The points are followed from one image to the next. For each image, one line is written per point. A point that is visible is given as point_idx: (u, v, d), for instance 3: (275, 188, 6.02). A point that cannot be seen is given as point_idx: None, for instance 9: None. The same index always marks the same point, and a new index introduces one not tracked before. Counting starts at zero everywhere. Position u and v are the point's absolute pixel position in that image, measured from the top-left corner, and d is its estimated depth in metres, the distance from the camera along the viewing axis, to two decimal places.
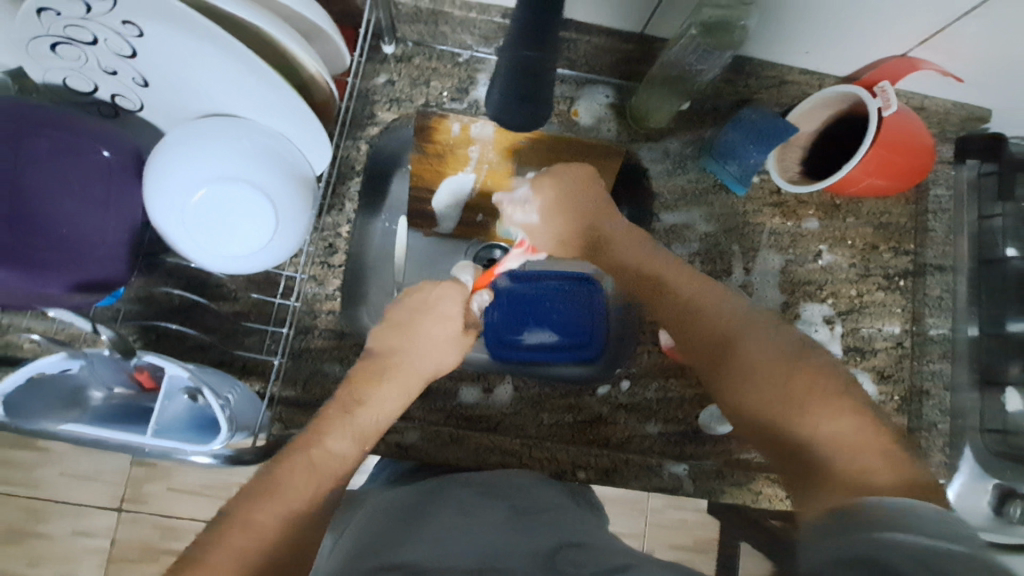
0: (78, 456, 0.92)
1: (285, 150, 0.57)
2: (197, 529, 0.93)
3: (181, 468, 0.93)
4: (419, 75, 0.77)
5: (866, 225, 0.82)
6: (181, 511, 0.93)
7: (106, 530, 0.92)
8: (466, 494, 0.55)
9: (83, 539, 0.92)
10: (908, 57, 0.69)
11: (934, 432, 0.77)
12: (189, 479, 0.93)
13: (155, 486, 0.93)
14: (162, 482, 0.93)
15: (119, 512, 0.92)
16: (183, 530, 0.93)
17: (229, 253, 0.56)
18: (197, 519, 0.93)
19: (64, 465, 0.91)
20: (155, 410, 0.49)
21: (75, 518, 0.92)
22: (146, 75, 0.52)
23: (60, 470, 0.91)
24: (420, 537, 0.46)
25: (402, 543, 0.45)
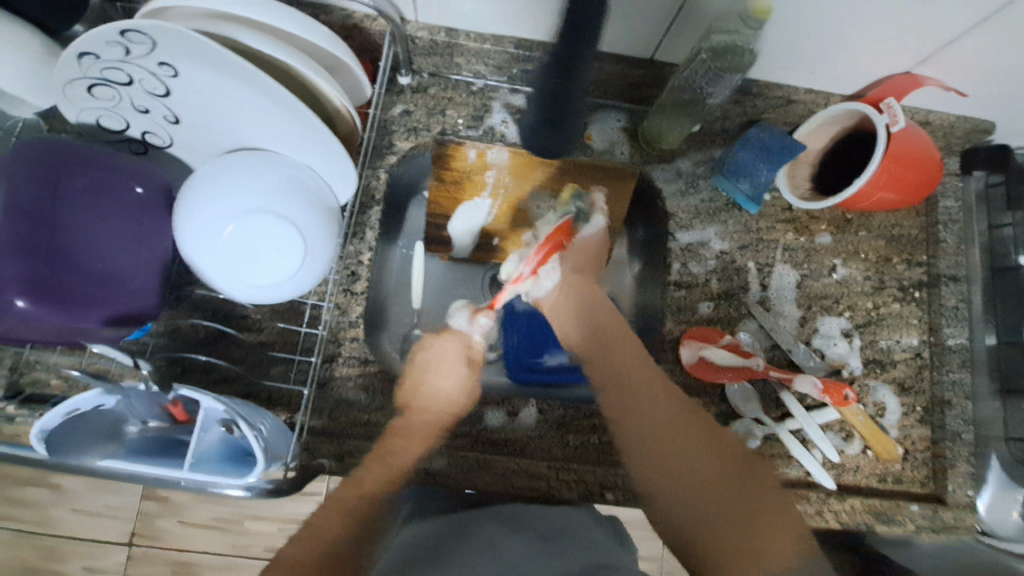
0: (89, 492, 0.91)
1: (310, 181, 0.58)
2: (211, 563, 0.91)
3: (193, 501, 0.92)
4: (435, 105, 0.78)
5: (877, 238, 0.83)
6: (194, 545, 0.92)
7: (118, 567, 0.90)
8: (491, 527, 0.55)
9: None
10: (912, 74, 0.70)
11: (958, 442, 0.76)
12: (202, 512, 0.92)
13: (166, 521, 0.91)
14: (174, 516, 0.91)
15: (130, 546, 0.90)
16: (196, 565, 0.91)
17: (259, 283, 0.56)
18: (209, 554, 0.92)
19: (76, 501, 0.90)
20: (192, 442, 0.48)
21: (87, 556, 0.90)
22: (178, 112, 0.54)
23: (72, 507, 0.90)
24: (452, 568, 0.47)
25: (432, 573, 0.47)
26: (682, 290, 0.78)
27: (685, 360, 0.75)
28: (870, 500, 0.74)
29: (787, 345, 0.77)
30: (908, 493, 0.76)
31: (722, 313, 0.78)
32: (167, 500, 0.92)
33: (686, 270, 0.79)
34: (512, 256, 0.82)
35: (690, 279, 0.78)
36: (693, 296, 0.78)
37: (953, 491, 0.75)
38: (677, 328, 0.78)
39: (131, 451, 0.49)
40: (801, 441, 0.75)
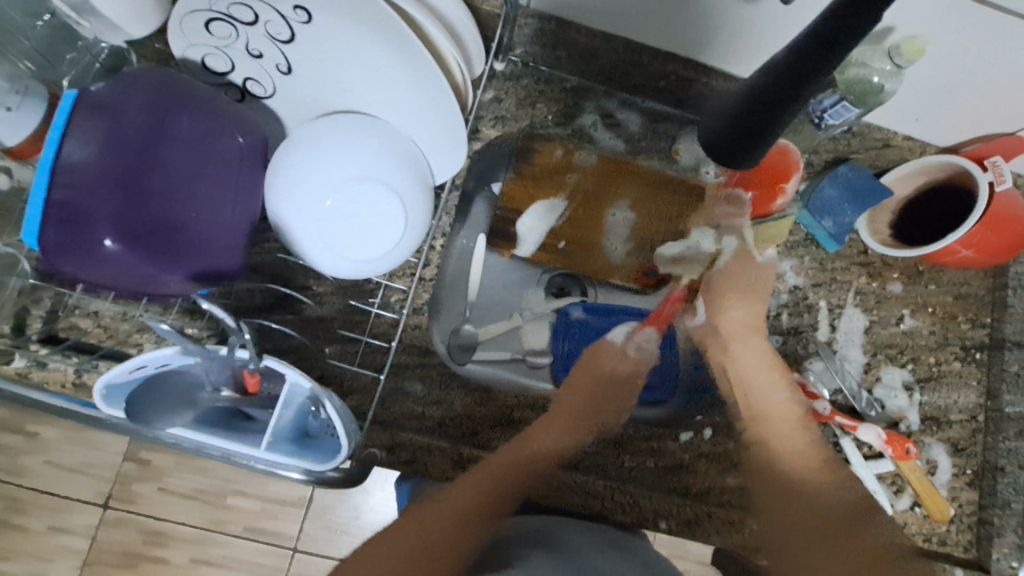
0: (71, 445, 0.83)
1: (415, 155, 0.54)
2: (190, 534, 0.85)
3: (178, 467, 0.85)
4: (525, 96, 0.75)
5: (946, 294, 0.81)
6: (172, 514, 0.85)
7: (88, 528, 0.84)
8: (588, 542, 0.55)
9: (63, 536, 0.84)
10: (1017, 136, 0.70)
11: (1008, 512, 0.75)
12: (185, 480, 0.85)
13: (145, 486, 0.84)
14: (153, 481, 0.85)
15: (104, 509, 0.84)
16: (171, 536, 0.84)
17: (353, 259, 0.52)
18: (186, 525, 0.85)
19: (53, 453, 0.82)
20: (272, 418, 0.44)
21: (58, 512, 0.83)
22: (292, 62, 0.50)
23: (48, 460, 0.82)
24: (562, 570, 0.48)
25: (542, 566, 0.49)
26: (753, 321, 0.77)
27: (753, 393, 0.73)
28: (916, 557, 0.73)
29: (852, 391, 0.76)
30: (950, 555, 0.75)
31: (790, 350, 0.76)
32: (149, 464, 0.85)
33: (758, 300, 0.77)
34: (574, 260, 0.77)
35: (762, 311, 0.77)
36: (763, 328, 0.76)
37: (997, 559, 0.75)
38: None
39: (201, 421, 0.45)
40: (855, 489, 0.74)
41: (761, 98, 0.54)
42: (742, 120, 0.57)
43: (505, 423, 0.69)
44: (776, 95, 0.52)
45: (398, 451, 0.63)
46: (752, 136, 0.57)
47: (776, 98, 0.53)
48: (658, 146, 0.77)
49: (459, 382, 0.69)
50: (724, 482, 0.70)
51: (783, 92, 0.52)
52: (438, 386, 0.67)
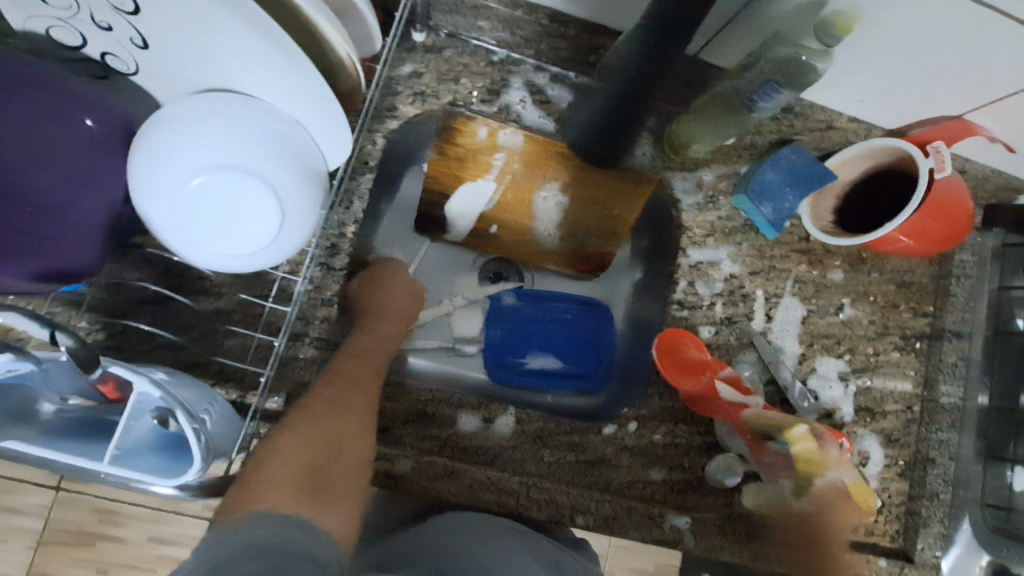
0: None
1: (301, 140, 0.50)
2: (139, 518, 0.84)
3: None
4: (447, 70, 0.70)
5: (888, 282, 0.79)
6: (120, 497, 0.84)
7: (35, 512, 0.82)
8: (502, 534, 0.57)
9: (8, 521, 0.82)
10: (962, 120, 0.66)
11: (935, 502, 0.75)
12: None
13: None
14: None
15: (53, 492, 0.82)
16: (123, 518, 0.83)
17: (226, 253, 0.49)
18: (138, 508, 0.84)
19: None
20: (119, 430, 0.40)
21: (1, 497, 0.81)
22: (148, 36, 0.45)
23: None
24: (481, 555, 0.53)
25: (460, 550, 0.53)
26: (685, 311, 0.74)
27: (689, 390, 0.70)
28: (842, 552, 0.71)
29: (784, 385, 0.73)
30: (877, 547, 0.74)
31: (722, 340, 0.74)
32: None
33: (692, 290, 0.74)
34: (506, 244, 0.79)
35: (695, 301, 0.74)
36: (695, 318, 0.74)
37: (922, 548, 0.74)
38: None
39: (49, 431, 0.42)
40: None
41: (623, 103, 0.62)
42: (613, 113, 0.64)
43: (418, 419, 0.67)
44: (636, 100, 0.60)
45: None
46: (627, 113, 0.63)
47: (638, 102, 0.61)
48: None
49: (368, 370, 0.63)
50: (647, 475, 0.69)
51: (647, 85, 0.58)
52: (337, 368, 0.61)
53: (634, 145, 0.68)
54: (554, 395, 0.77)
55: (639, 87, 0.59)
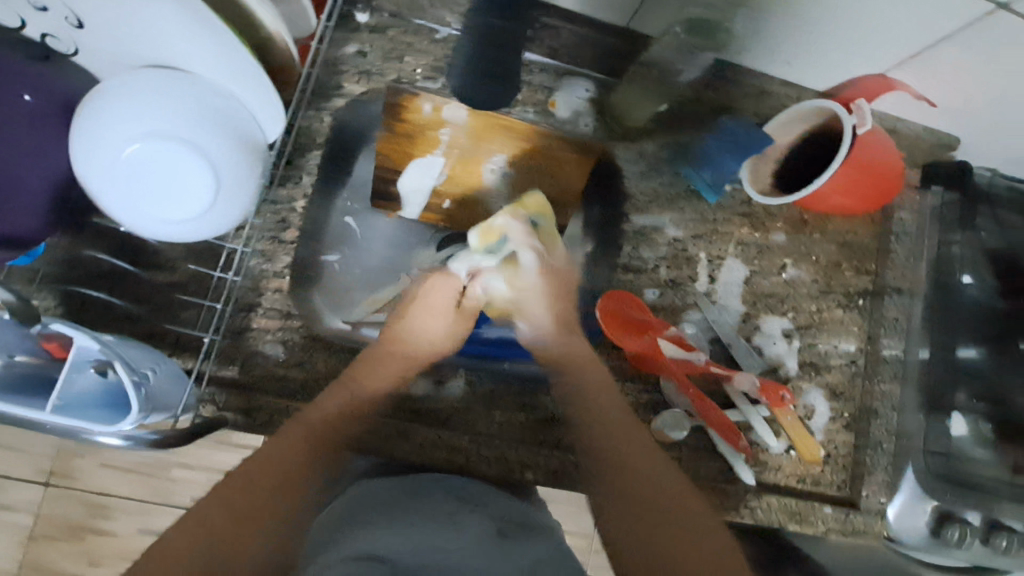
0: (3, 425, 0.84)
1: (235, 112, 0.53)
2: (129, 509, 0.86)
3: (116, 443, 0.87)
4: (392, 49, 0.72)
5: (830, 243, 0.82)
6: (108, 490, 0.87)
7: (27, 506, 0.85)
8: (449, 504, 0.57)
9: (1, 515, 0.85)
10: (886, 76, 0.69)
11: (878, 450, 0.78)
12: (126, 455, 0.86)
13: (85, 462, 0.86)
14: (93, 459, 0.86)
15: (45, 486, 0.85)
16: (113, 509, 0.86)
17: (166, 219, 0.52)
18: (128, 499, 0.87)
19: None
20: (59, 382, 0.43)
21: None
22: (81, 15, 0.47)
23: None
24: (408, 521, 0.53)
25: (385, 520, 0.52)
26: (630, 275, 0.77)
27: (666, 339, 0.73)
28: (785, 497, 0.74)
29: (728, 342, 0.76)
30: (824, 496, 0.77)
31: (667, 302, 0.76)
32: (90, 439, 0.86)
33: (636, 254, 0.77)
34: (461, 220, 0.77)
35: (639, 264, 0.77)
36: (641, 281, 0.76)
37: (867, 496, 0.77)
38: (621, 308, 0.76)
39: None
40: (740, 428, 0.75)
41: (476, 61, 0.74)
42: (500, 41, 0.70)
43: None
44: (492, 55, 0.74)
45: (255, 415, 0.62)
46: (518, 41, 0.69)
47: (491, 59, 0.74)
48: (532, 99, 0.75)
49: (380, 377, 0.64)
50: None
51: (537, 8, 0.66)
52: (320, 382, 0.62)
53: (502, 106, 0.75)
54: (511, 364, 0.74)
55: (491, 35, 0.74)
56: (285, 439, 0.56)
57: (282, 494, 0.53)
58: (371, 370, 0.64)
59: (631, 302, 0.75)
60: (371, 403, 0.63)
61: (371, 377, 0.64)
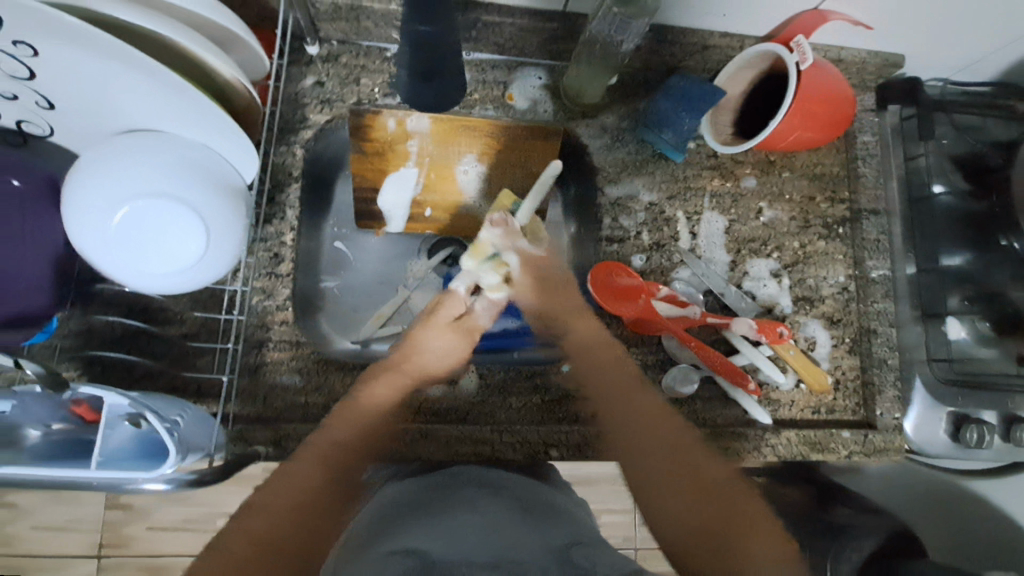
0: (52, 506, 0.87)
1: (210, 161, 0.56)
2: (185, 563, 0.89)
3: (159, 503, 0.89)
4: (348, 74, 0.75)
5: (801, 178, 0.84)
6: (163, 548, 0.90)
7: None
8: (471, 491, 0.60)
9: None
10: (819, 10, 0.71)
11: (884, 367, 0.80)
12: (169, 513, 0.89)
13: (134, 528, 0.88)
14: (141, 522, 0.89)
15: (100, 558, 0.88)
16: (171, 566, 0.89)
17: (165, 274, 0.54)
18: (182, 554, 0.89)
19: (36, 516, 0.87)
20: (98, 442, 0.47)
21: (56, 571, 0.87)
22: (51, 97, 0.50)
23: (32, 525, 0.87)
24: (438, 520, 0.54)
25: (418, 522, 0.54)
26: (615, 245, 0.79)
27: (663, 299, 0.76)
28: (803, 430, 0.77)
29: (722, 290, 0.79)
30: (839, 421, 0.79)
31: (655, 265, 0.79)
32: (132, 505, 0.89)
33: (616, 224, 0.79)
34: (444, 226, 0.84)
35: (622, 234, 0.79)
36: (626, 249, 0.79)
37: (881, 414, 0.79)
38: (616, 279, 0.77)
39: (35, 455, 0.47)
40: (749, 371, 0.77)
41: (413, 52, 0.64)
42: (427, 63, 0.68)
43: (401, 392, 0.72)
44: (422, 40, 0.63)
45: (285, 442, 0.65)
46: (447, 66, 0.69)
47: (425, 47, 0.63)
48: (489, 96, 0.78)
49: (379, 403, 0.68)
50: None
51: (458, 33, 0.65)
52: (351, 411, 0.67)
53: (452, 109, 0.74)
54: (520, 351, 0.80)
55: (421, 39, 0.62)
56: (304, 462, 0.62)
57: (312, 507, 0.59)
58: (375, 391, 0.69)
59: (621, 275, 0.77)
60: (386, 423, 0.68)
61: (375, 394, 0.68)
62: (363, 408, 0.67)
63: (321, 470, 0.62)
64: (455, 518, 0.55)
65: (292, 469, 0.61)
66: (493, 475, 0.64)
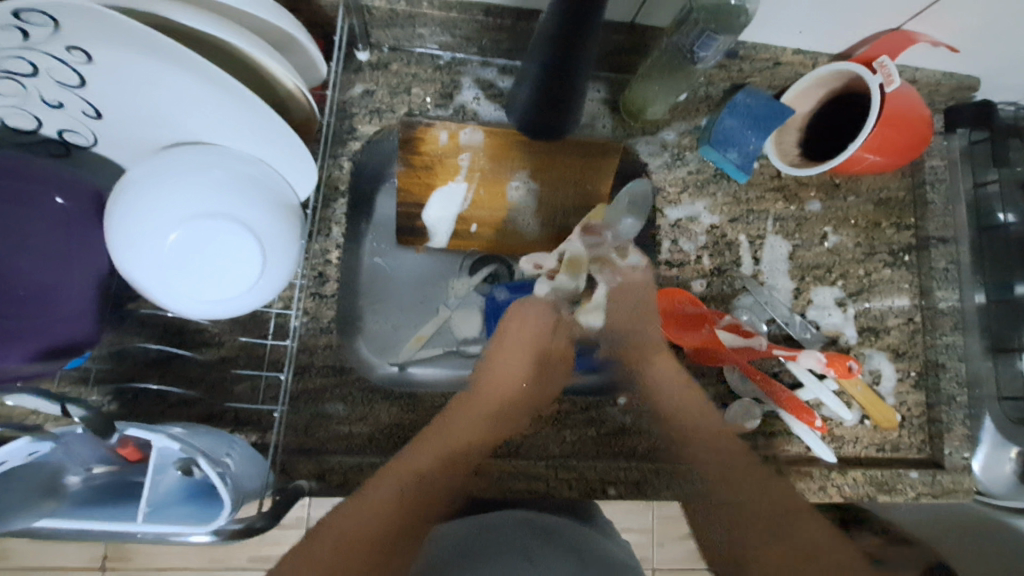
0: None
1: (266, 177, 0.52)
2: None
3: None
4: (398, 83, 0.71)
5: (866, 202, 0.80)
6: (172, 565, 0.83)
7: None
8: (521, 534, 0.54)
9: None
10: (902, 30, 0.67)
11: (954, 405, 0.75)
12: None
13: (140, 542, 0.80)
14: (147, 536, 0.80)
15: None
16: None
17: (214, 298, 0.50)
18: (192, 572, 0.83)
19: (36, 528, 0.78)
20: (146, 488, 0.42)
21: None
22: (99, 105, 0.46)
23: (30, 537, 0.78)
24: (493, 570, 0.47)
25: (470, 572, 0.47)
26: (674, 269, 0.75)
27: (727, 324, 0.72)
28: (870, 470, 0.72)
29: (785, 320, 0.75)
30: (905, 461, 0.74)
31: (715, 292, 0.76)
32: None
33: (677, 248, 0.76)
34: (490, 241, 0.79)
35: (681, 257, 0.76)
36: (686, 273, 0.76)
37: (950, 453, 0.74)
38: (701, 296, 0.75)
39: (77, 504, 0.43)
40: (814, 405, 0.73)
41: (544, 96, 0.66)
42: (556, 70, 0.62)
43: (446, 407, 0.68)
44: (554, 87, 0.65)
45: (328, 476, 0.60)
46: (560, 107, 0.68)
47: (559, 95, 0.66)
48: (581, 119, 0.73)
49: (473, 414, 0.65)
50: None
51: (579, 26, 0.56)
52: (462, 407, 0.66)
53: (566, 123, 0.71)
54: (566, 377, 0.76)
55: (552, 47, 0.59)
56: (384, 483, 0.55)
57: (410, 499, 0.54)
58: (465, 413, 0.65)
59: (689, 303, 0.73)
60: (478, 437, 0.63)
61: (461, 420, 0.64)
62: (450, 436, 0.62)
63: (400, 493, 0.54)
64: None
65: (309, 546, 0.49)
66: (546, 518, 0.58)
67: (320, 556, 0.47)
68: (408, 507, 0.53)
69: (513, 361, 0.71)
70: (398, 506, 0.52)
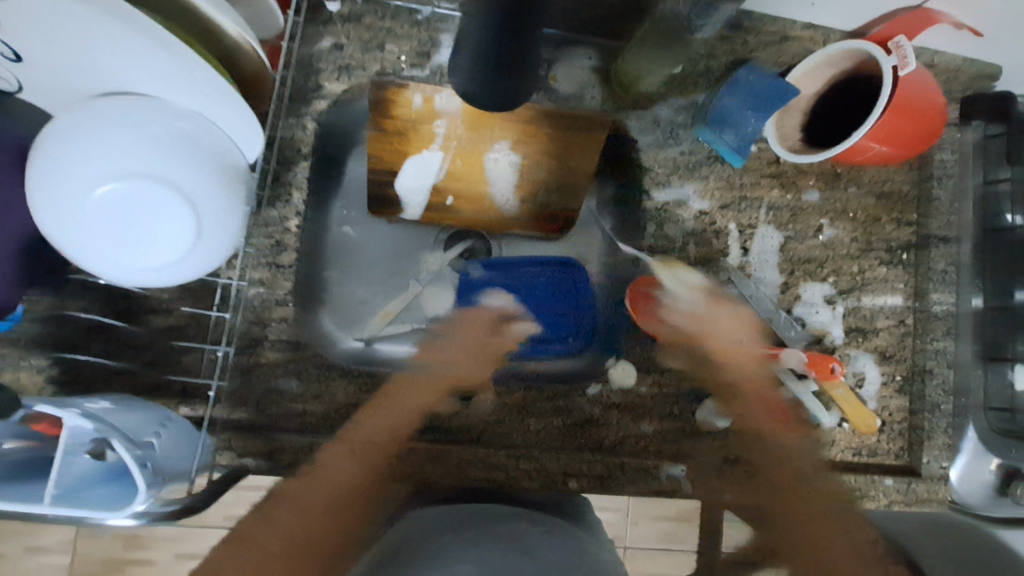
0: None
1: (206, 137, 0.47)
2: (164, 536, 0.83)
3: None
4: (371, 38, 0.65)
5: (867, 195, 0.75)
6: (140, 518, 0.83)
7: (59, 546, 0.81)
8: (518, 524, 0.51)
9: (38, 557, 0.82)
10: (924, 9, 0.62)
11: (937, 413, 0.72)
12: None
13: None
14: None
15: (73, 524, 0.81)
16: (147, 539, 0.82)
17: (145, 267, 0.46)
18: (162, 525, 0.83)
19: None
20: (54, 470, 0.39)
21: (24, 537, 0.80)
22: (17, 46, 0.42)
23: None
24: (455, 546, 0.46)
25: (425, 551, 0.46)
26: (658, 256, 0.72)
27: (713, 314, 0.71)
28: (844, 474, 0.69)
29: (769, 316, 0.72)
30: (880, 466, 0.72)
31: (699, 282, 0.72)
32: None
33: (661, 232, 0.72)
34: (466, 216, 0.75)
35: (667, 244, 0.72)
36: (669, 262, 0.72)
37: (928, 462, 0.71)
38: (684, 286, 0.72)
39: None
40: (791, 406, 0.70)
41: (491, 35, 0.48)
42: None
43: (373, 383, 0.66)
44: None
45: (277, 455, 0.58)
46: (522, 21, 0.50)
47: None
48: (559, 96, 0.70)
49: (414, 396, 0.66)
50: (639, 430, 0.68)
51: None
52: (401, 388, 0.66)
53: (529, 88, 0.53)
54: (537, 364, 0.73)
55: None
56: (326, 465, 0.57)
57: (350, 487, 0.55)
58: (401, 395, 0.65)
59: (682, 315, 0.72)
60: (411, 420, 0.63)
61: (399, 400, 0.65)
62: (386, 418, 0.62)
63: (339, 481, 0.55)
64: (447, 547, 0.46)
65: (257, 522, 0.51)
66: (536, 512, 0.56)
67: (259, 541, 0.49)
68: (350, 495, 0.54)
69: (456, 333, 0.73)
70: (338, 493, 0.54)
